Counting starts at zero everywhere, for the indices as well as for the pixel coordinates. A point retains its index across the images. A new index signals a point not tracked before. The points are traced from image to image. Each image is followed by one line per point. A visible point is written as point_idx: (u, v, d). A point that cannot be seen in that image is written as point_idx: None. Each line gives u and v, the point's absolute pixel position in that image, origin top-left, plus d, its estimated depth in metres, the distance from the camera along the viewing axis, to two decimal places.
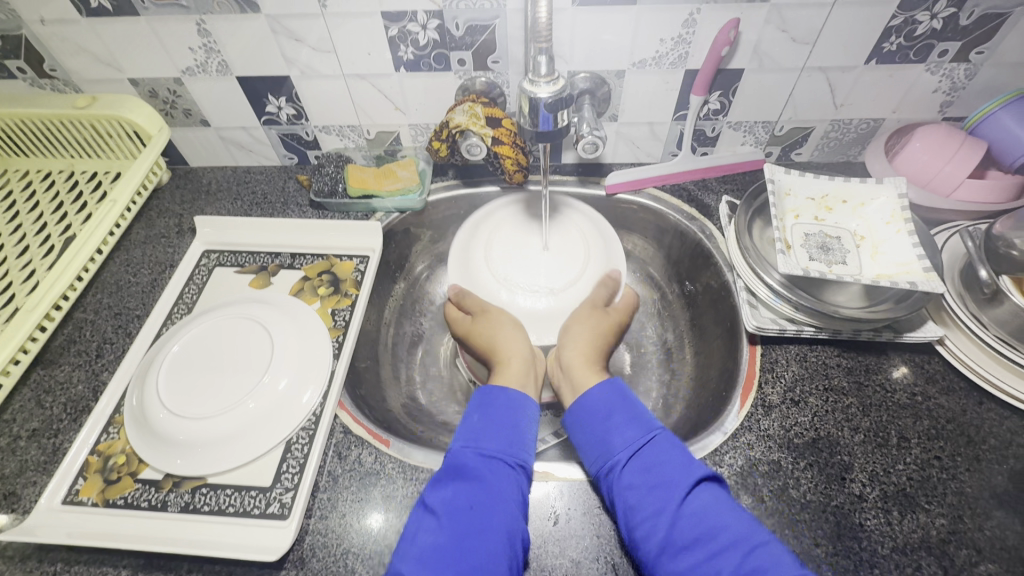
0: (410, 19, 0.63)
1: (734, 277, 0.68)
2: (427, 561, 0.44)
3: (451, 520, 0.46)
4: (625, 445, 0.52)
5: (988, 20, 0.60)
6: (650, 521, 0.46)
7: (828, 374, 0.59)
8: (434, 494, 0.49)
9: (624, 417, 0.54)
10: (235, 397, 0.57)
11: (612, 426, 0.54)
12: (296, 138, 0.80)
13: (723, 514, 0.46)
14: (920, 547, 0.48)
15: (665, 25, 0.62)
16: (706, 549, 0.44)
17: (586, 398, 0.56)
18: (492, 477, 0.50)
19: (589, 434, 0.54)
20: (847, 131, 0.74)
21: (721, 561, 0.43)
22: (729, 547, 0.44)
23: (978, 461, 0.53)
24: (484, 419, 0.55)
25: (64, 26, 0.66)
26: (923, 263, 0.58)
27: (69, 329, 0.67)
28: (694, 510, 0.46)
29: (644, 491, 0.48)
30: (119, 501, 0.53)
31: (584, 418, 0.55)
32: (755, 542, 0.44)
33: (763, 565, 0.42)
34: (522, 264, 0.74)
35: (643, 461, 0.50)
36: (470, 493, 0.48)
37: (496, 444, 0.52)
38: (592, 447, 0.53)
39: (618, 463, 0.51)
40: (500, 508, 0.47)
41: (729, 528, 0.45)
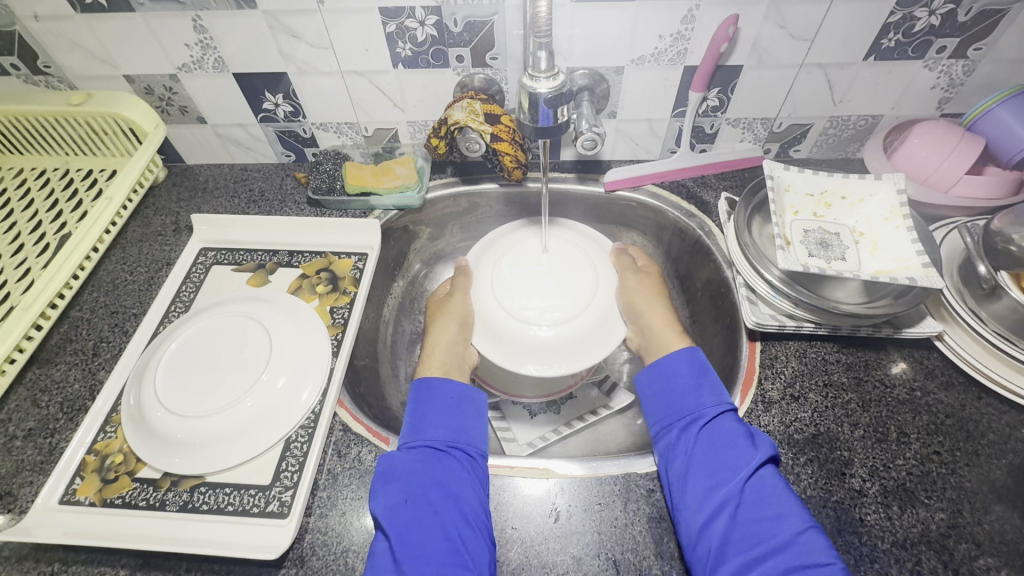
0: (408, 15, 0.62)
1: (733, 274, 0.68)
2: (379, 566, 0.45)
3: (392, 520, 0.47)
4: (713, 404, 0.54)
5: (986, 16, 0.60)
6: (721, 475, 0.49)
7: (828, 370, 0.60)
8: (373, 501, 0.49)
9: (711, 383, 0.57)
10: (233, 395, 0.57)
11: (702, 385, 0.56)
12: (293, 135, 0.80)
13: (784, 493, 0.48)
14: (920, 542, 0.48)
15: (664, 21, 0.62)
16: (768, 512, 0.47)
17: (672, 357, 0.59)
18: (420, 467, 0.51)
19: (674, 390, 0.57)
20: (845, 128, 0.74)
21: (779, 526, 0.46)
22: (789, 517, 0.46)
23: (977, 455, 0.53)
24: (415, 416, 0.56)
25: (58, 22, 0.65)
26: (922, 259, 0.58)
27: (65, 328, 0.67)
28: (762, 478, 0.49)
29: (722, 447, 0.51)
30: (117, 500, 0.52)
31: (671, 376, 0.58)
32: (809, 523, 0.46)
33: (816, 542, 0.44)
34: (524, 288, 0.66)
35: (727, 422, 0.53)
36: (402, 487, 0.49)
37: (425, 432, 0.54)
38: (673, 403, 0.57)
39: (700, 419, 0.54)
40: (434, 493, 0.49)
41: (785, 506, 0.47)
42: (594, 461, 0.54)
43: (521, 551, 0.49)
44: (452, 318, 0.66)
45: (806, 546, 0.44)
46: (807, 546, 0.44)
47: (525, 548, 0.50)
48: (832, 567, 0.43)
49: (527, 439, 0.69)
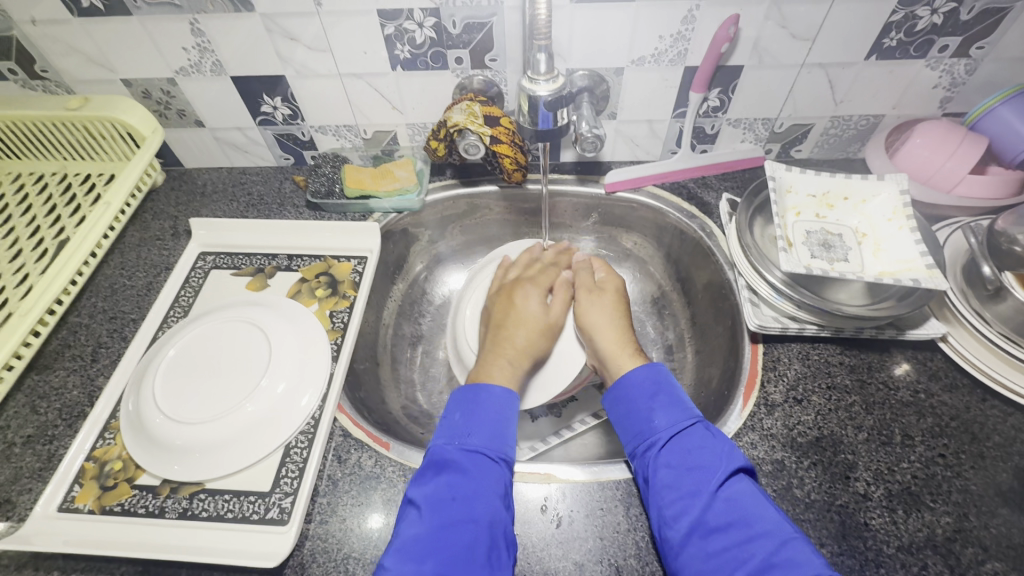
0: (406, 17, 0.62)
1: (735, 275, 0.68)
2: (408, 551, 0.44)
3: (437, 514, 0.47)
4: (668, 425, 0.53)
5: (988, 15, 0.59)
6: (685, 502, 0.47)
7: (831, 373, 0.59)
8: (416, 487, 0.49)
9: (666, 400, 0.55)
10: (232, 401, 0.56)
11: (656, 406, 0.55)
12: (291, 139, 0.79)
13: (758, 507, 0.46)
14: (926, 546, 0.48)
15: (664, 22, 0.62)
16: (739, 536, 0.45)
17: (626, 380, 0.58)
18: (474, 471, 0.50)
19: (632, 411, 0.56)
20: (847, 128, 0.74)
21: (752, 548, 0.44)
22: (763, 537, 0.44)
23: (982, 458, 0.52)
24: (467, 416, 0.55)
25: (55, 26, 0.65)
26: (926, 260, 0.58)
27: (64, 334, 0.66)
28: (728, 499, 0.47)
29: (683, 473, 0.49)
30: (116, 508, 0.52)
31: (626, 395, 0.57)
32: (784, 540, 0.43)
33: (794, 560, 0.42)
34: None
35: (685, 443, 0.51)
36: (452, 484, 0.49)
37: (478, 438, 0.52)
38: (630, 426, 0.55)
39: (655, 444, 0.52)
40: (483, 502, 0.48)
41: (759, 524, 0.45)
42: (596, 466, 0.54)
43: (523, 557, 0.49)
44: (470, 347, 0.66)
45: (782, 567, 0.42)
46: (784, 568, 0.42)
47: (527, 554, 0.49)
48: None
49: (529, 443, 0.69)
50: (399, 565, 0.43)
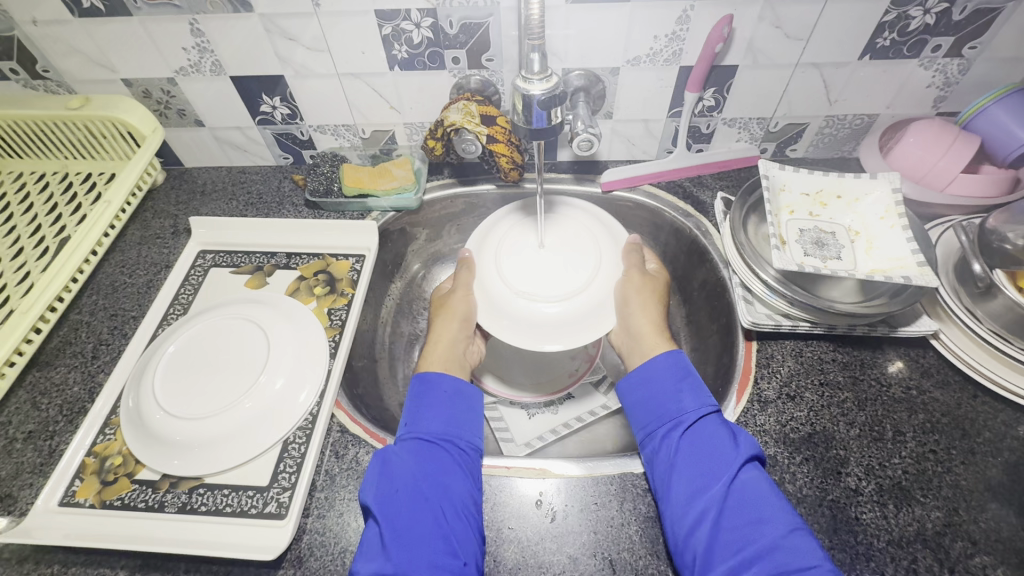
0: (404, 18, 0.62)
1: (729, 273, 0.68)
2: (370, 551, 0.45)
3: (383, 507, 0.48)
4: (694, 408, 0.54)
5: (981, 15, 0.60)
6: (705, 481, 0.49)
7: (824, 369, 0.60)
8: (365, 491, 0.49)
9: (693, 385, 0.56)
10: (231, 397, 0.57)
11: (683, 389, 0.56)
12: (290, 138, 0.80)
13: (770, 492, 0.48)
14: (915, 540, 0.48)
15: (659, 22, 0.62)
16: (750, 517, 0.46)
17: (650, 364, 0.58)
18: (416, 459, 0.51)
19: (657, 393, 0.57)
20: (841, 127, 0.75)
21: (763, 530, 0.45)
22: (774, 520, 0.46)
23: (973, 454, 0.53)
24: (412, 408, 0.56)
25: (56, 26, 0.65)
26: (917, 257, 0.58)
27: (65, 331, 0.67)
28: (744, 481, 0.48)
29: (705, 453, 0.51)
30: (116, 502, 0.53)
31: (653, 377, 0.58)
32: (793, 524, 0.45)
33: (801, 545, 0.44)
34: (529, 270, 0.67)
35: (711, 426, 0.52)
36: (397, 476, 0.49)
37: (422, 424, 0.54)
38: (654, 408, 0.56)
39: (682, 424, 0.53)
40: (428, 482, 0.49)
41: (770, 509, 0.46)
42: (590, 462, 0.55)
43: (517, 551, 0.50)
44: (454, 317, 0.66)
45: (788, 550, 0.43)
46: (792, 550, 0.43)
47: (521, 548, 0.50)
48: (815, 570, 0.42)
49: (525, 439, 0.69)
50: (364, 565, 0.44)
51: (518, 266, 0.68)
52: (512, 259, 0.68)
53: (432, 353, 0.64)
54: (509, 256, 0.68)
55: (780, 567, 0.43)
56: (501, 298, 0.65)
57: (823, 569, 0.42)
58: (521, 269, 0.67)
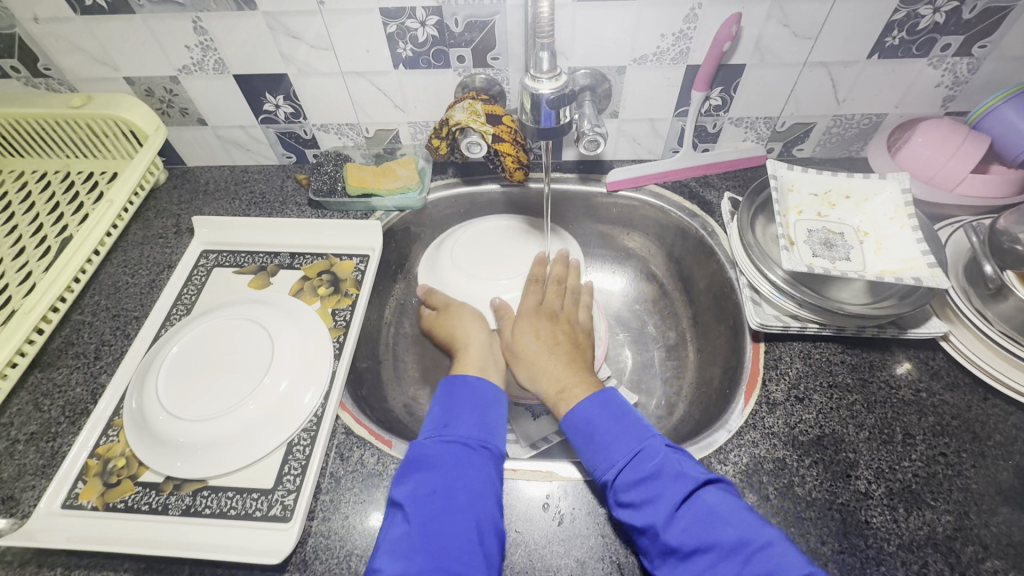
0: (409, 16, 0.62)
1: (736, 274, 0.68)
2: (396, 550, 0.44)
3: (418, 507, 0.47)
4: (615, 458, 0.51)
5: (991, 13, 0.59)
6: (647, 539, 0.46)
7: (833, 371, 0.59)
8: (398, 487, 0.49)
9: (612, 429, 0.53)
10: (235, 399, 0.56)
11: (597, 443, 0.52)
12: (293, 137, 0.79)
13: (718, 526, 0.44)
14: (926, 544, 0.48)
15: (666, 21, 0.62)
16: (708, 558, 0.43)
17: (569, 419, 0.55)
18: (452, 462, 0.50)
19: (582, 449, 0.54)
20: (849, 127, 0.74)
21: (721, 570, 0.43)
22: (727, 558, 0.43)
23: (983, 457, 0.53)
24: (446, 409, 0.56)
25: (58, 24, 0.65)
26: (928, 259, 0.58)
27: (67, 331, 0.66)
28: (684, 523, 0.45)
29: (635, 509, 0.47)
30: (120, 504, 0.52)
31: (574, 435, 0.55)
32: (746, 556, 0.42)
33: (759, 572, 0.41)
34: (492, 259, 0.74)
35: (632, 476, 0.49)
36: (432, 478, 0.49)
37: (458, 427, 0.53)
38: (587, 460, 0.53)
39: (609, 479, 0.50)
40: (463, 489, 0.48)
41: (722, 543, 0.43)
42: None
43: (524, 554, 0.49)
44: (472, 317, 0.67)
45: None
46: None
47: (529, 551, 0.49)
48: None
49: (530, 440, 0.69)
50: (389, 565, 0.43)
51: (485, 257, 0.74)
52: (475, 250, 0.74)
53: (467, 354, 0.64)
54: (473, 248, 0.75)
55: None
56: (465, 284, 0.72)
57: None
58: (486, 259, 0.74)
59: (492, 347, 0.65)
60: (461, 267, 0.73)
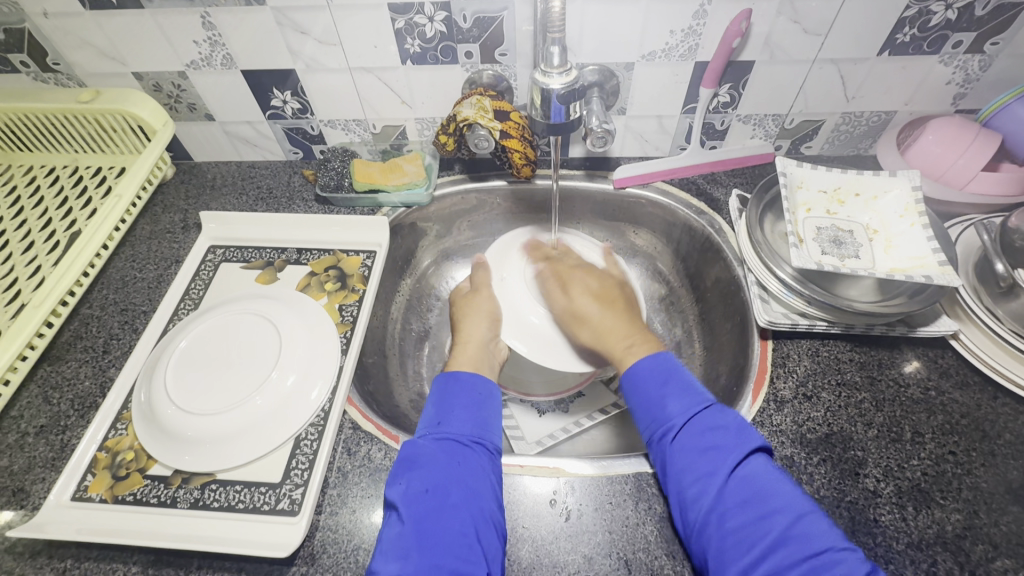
0: (417, 12, 0.62)
1: (744, 272, 0.68)
2: (390, 551, 0.44)
3: (412, 506, 0.47)
4: (681, 411, 0.52)
5: (1003, 10, 0.59)
6: (701, 483, 0.47)
7: (841, 369, 0.59)
8: (392, 487, 0.49)
9: (679, 386, 0.54)
10: (243, 393, 0.57)
11: (668, 392, 0.54)
12: (300, 133, 0.79)
13: (775, 483, 0.46)
14: (935, 543, 0.48)
15: (676, 16, 0.62)
16: (754, 513, 0.45)
17: (634, 369, 0.56)
18: (446, 458, 0.50)
19: (643, 400, 0.54)
20: (858, 124, 0.74)
21: (769, 523, 0.44)
22: (779, 512, 0.44)
23: (992, 456, 0.52)
24: (438, 405, 0.56)
25: (68, 19, 0.65)
26: (938, 256, 0.57)
27: (76, 325, 0.67)
28: (744, 475, 0.47)
29: (697, 455, 0.48)
30: (128, 497, 0.52)
31: (633, 388, 0.56)
32: (802, 512, 0.44)
33: (810, 533, 0.42)
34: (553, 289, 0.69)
35: (701, 426, 0.50)
36: (425, 477, 0.49)
37: (453, 422, 0.54)
38: (643, 414, 0.54)
39: (670, 430, 0.51)
40: (456, 485, 0.48)
41: (776, 499, 0.45)
42: (605, 461, 0.54)
43: (532, 550, 0.49)
44: (483, 316, 0.66)
45: (798, 540, 0.42)
46: (802, 540, 0.42)
47: (536, 547, 0.49)
48: (828, 557, 0.41)
49: (536, 437, 0.69)
50: (384, 566, 0.43)
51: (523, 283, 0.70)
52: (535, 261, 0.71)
53: (461, 354, 0.62)
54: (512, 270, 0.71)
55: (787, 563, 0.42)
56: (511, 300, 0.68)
57: (839, 554, 0.41)
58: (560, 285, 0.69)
59: (490, 350, 0.64)
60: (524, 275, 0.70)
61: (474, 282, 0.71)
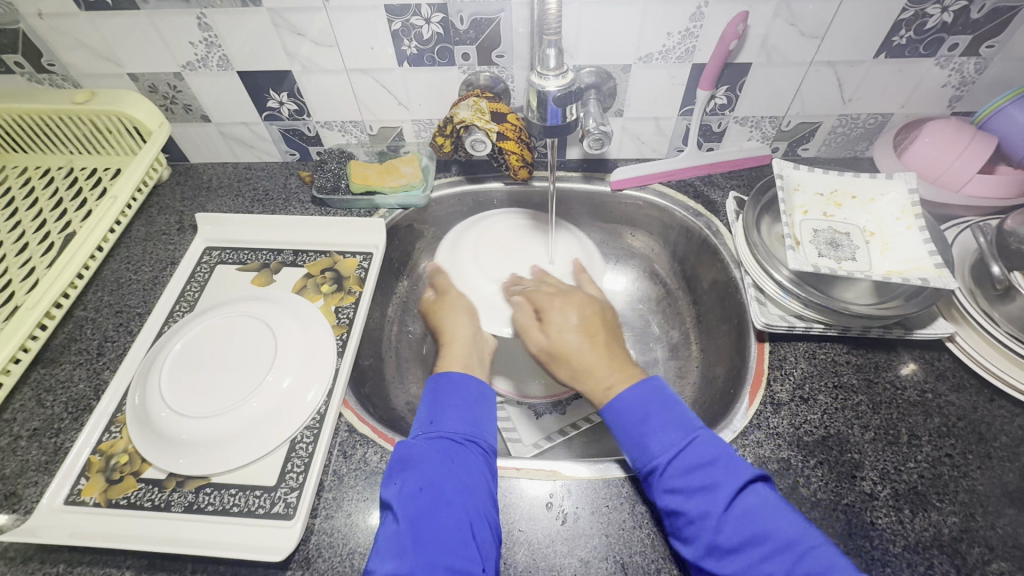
0: (414, 13, 0.62)
1: (741, 274, 0.67)
2: (387, 550, 0.44)
3: (406, 505, 0.46)
4: (666, 449, 0.49)
5: (1000, 13, 0.59)
6: (696, 527, 0.45)
7: (838, 372, 0.59)
8: (387, 487, 0.48)
9: (663, 418, 0.51)
10: (237, 395, 0.56)
11: (650, 428, 0.51)
12: (297, 134, 0.79)
13: (772, 519, 0.44)
14: (932, 546, 0.48)
15: (673, 18, 0.62)
16: (755, 553, 0.43)
17: (615, 405, 0.53)
18: (440, 457, 0.50)
19: (625, 435, 0.52)
20: (854, 126, 0.74)
21: (771, 563, 0.42)
22: (779, 552, 0.42)
23: (989, 458, 0.52)
24: (432, 405, 0.56)
25: (62, 19, 0.65)
26: (935, 259, 0.57)
27: (70, 327, 0.66)
28: (739, 514, 0.45)
29: (689, 497, 0.46)
30: (122, 501, 0.52)
31: (617, 423, 0.53)
32: (802, 549, 0.42)
33: (815, 571, 0.41)
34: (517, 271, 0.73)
35: (688, 464, 0.48)
36: (419, 475, 0.48)
37: (446, 421, 0.54)
38: (628, 450, 0.51)
39: (656, 469, 0.48)
40: (451, 483, 0.48)
41: (775, 539, 0.43)
42: (602, 463, 0.54)
43: (528, 554, 0.49)
44: (459, 312, 0.67)
45: None
46: None
47: (532, 550, 0.49)
48: None
49: (533, 439, 0.69)
50: (381, 565, 0.43)
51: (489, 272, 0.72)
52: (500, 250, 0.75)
53: (449, 351, 0.63)
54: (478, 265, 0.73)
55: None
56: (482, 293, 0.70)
57: None
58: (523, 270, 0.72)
59: (476, 345, 0.64)
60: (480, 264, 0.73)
61: (437, 288, 0.71)
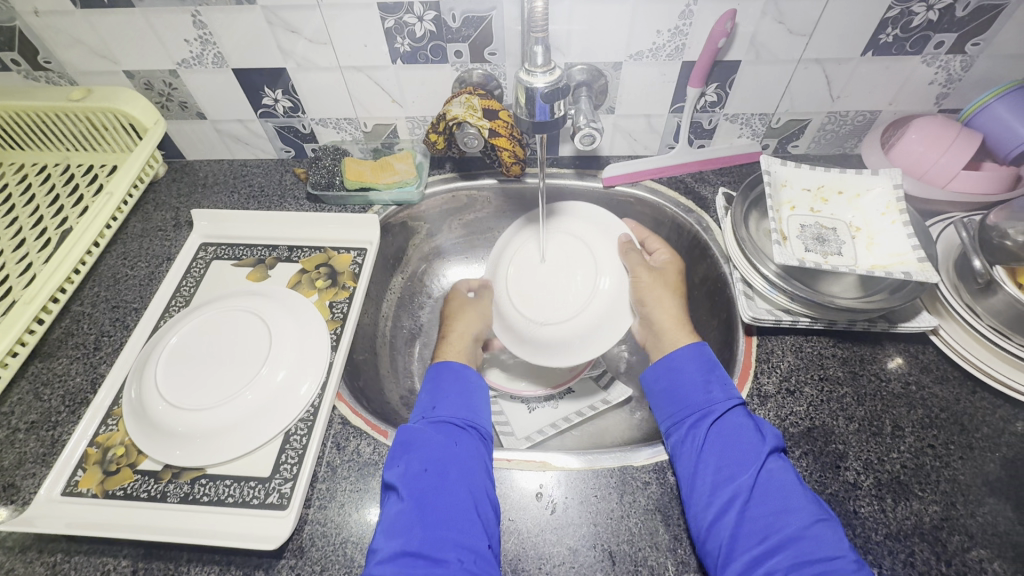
0: (407, 11, 0.62)
1: (730, 269, 0.68)
2: (393, 528, 0.45)
3: (411, 485, 0.48)
4: (723, 398, 0.53)
5: (984, 12, 0.60)
6: (730, 470, 0.49)
7: (824, 365, 0.60)
8: (390, 469, 0.49)
9: (719, 378, 0.56)
10: (233, 387, 0.57)
11: (712, 380, 0.55)
12: (292, 131, 0.80)
13: (799, 484, 0.48)
14: (913, 534, 0.49)
15: (663, 16, 0.62)
16: (775, 506, 0.46)
17: (673, 357, 0.58)
18: (445, 440, 0.52)
19: (682, 383, 0.56)
20: (843, 123, 0.75)
21: (788, 518, 0.45)
22: (799, 511, 0.45)
23: (971, 449, 0.53)
24: (432, 392, 0.57)
25: (57, 17, 0.65)
26: (918, 253, 0.58)
27: (67, 322, 0.67)
28: (772, 469, 0.48)
29: (733, 442, 0.50)
30: (118, 492, 0.53)
31: (676, 369, 0.57)
32: (817, 516, 0.45)
33: (825, 537, 0.44)
34: (542, 290, 0.69)
35: (741, 417, 0.52)
36: (423, 456, 0.49)
37: (447, 407, 0.55)
38: (678, 398, 0.56)
39: (711, 413, 0.53)
40: (455, 466, 0.49)
41: (797, 499, 0.46)
42: (591, 454, 0.55)
43: (518, 542, 0.50)
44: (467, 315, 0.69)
45: (812, 541, 0.43)
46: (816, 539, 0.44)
47: (521, 539, 0.50)
48: (838, 562, 0.42)
49: (526, 432, 0.70)
50: (388, 543, 0.44)
51: (535, 308, 0.68)
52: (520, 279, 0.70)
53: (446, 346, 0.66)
54: (526, 305, 0.68)
55: (802, 555, 0.43)
56: (553, 329, 0.66)
57: (846, 563, 0.42)
58: (540, 286, 0.69)
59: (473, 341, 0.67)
60: (520, 304, 0.68)
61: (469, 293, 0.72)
